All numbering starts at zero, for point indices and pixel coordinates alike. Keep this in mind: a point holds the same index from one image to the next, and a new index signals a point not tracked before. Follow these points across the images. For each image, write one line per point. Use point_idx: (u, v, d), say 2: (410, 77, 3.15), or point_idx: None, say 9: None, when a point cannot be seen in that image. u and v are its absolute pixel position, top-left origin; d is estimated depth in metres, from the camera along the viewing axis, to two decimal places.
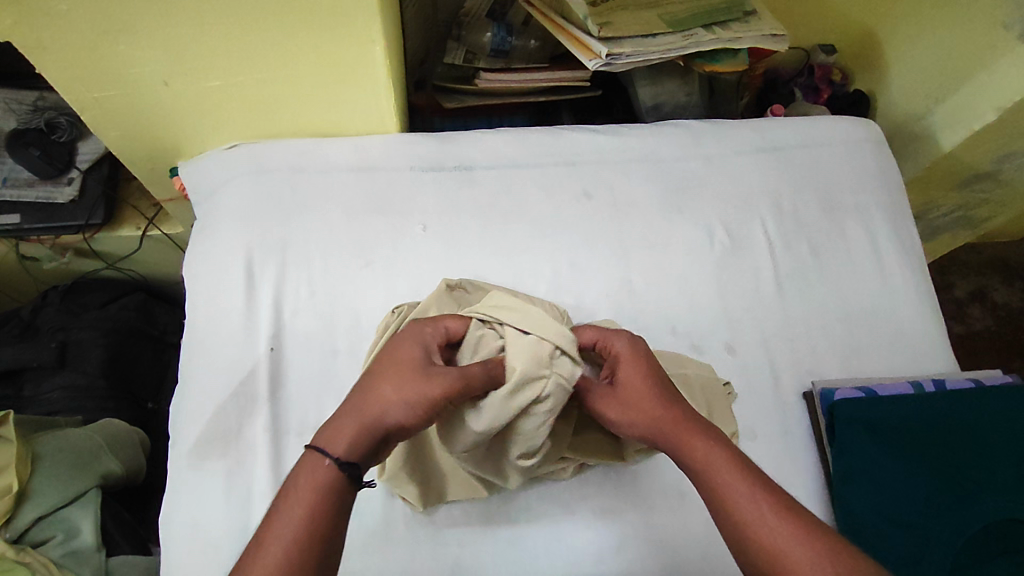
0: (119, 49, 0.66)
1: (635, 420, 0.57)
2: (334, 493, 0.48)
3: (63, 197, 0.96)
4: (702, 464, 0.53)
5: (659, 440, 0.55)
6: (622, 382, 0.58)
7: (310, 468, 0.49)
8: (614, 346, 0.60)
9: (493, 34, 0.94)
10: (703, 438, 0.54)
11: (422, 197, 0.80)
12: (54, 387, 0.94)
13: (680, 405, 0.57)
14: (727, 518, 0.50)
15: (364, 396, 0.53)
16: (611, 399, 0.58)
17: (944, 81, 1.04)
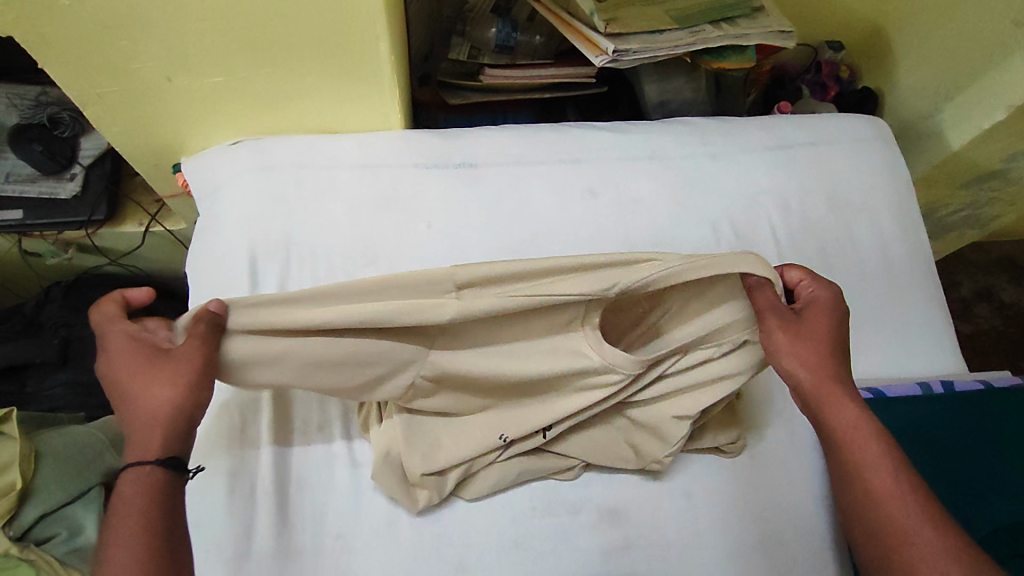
0: (122, 44, 0.66)
1: (809, 359, 0.57)
2: (156, 492, 0.48)
3: (66, 192, 0.95)
4: (846, 431, 0.55)
5: (810, 389, 0.57)
6: (807, 320, 0.59)
7: (130, 482, 0.48)
8: (812, 288, 0.62)
9: (498, 30, 0.93)
10: (843, 399, 0.57)
11: (427, 194, 0.80)
12: (57, 384, 0.94)
13: (844, 369, 0.58)
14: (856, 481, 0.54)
15: (125, 397, 0.52)
16: (791, 325, 0.59)
17: (954, 78, 1.03)
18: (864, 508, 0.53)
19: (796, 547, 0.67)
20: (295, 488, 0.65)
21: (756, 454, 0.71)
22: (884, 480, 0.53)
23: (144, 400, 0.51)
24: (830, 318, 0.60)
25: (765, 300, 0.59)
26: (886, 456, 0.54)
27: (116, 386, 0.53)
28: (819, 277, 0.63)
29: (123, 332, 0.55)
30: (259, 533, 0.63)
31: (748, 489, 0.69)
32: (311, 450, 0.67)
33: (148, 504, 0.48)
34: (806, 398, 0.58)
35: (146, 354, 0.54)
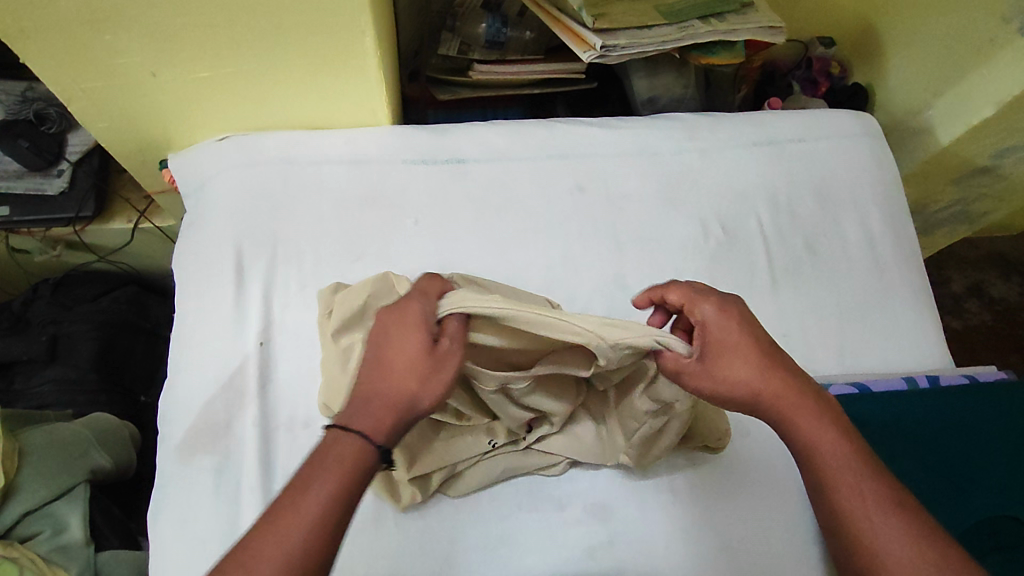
0: (106, 39, 0.65)
1: (742, 391, 0.54)
2: (361, 471, 0.49)
3: (53, 189, 0.95)
4: (811, 446, 0.53)
5: (771, 408, 0.54)
6: (717, 352, 0.55)
7: (341, 445, 0.49)
8: (702, 311, 0.57)
9: (487, 25, 0.93)
10: (811, 413, 0.54)
11: (414, 190, 0.80)
12: (46, 380, 0.93)
13: (788, 371, 0.55)
14: (827, 503, 0.52)
15: (383, 370, 0.52)
16: (711, 370, 0.54)
17: (942, 74, 1.03)
18: (835, 516, 0.51)
19: (780, 541, 0.67)
20: (281, 484, 0.65)
21: (742, 449, 0.71)
22: (848, 481, 0.51)
23: (395, 387, 0.51)
24: (736, 332, 0.55)
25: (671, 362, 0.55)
26: (857, 471, 0.51)
27: (388, 356, 0.52)
28: (704, 292, 0.58)
29: (421, 313, 0.54)
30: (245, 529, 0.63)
31: (733, 484, 0.69)
32: (297, 447, 0.67)
33: (351, 480, 0.48)
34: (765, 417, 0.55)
35: (426, 350, 0.52)
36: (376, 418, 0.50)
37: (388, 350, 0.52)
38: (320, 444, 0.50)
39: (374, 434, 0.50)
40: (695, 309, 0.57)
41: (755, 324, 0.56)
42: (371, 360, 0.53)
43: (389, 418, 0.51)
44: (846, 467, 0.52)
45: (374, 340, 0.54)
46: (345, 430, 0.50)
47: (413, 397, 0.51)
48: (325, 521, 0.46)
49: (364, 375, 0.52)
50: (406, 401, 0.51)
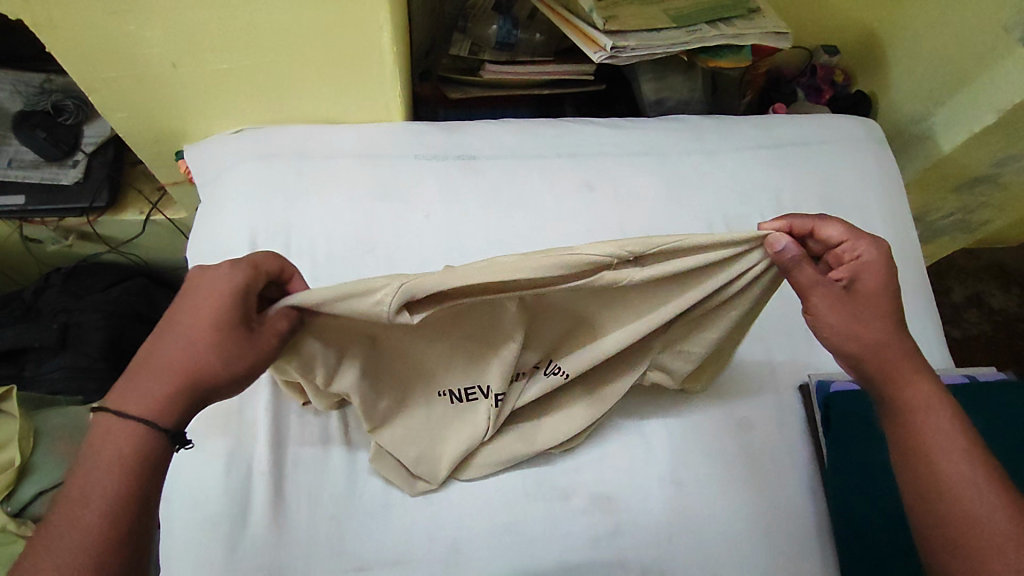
0: (129, 30, 0.67)
1: (859, 338, 0.57)
2: (148, 459, 0.49)
3: (68, 179, 0.96)
4: (918, 409, 0.56)
5: (882, 366, 0.57)
6: (858, 293, 0.58)
7: (115, 435, 0.48)
8: (859, 251, 0.58)
9: (498, 27, 0.95)
10: (915, 375, 0.57)
11: (425, 185, 0.81)
12: (56, 368, 0.94)
13: (903, 334, 0.58)
14: (929, 464, 0.54)
15: (182, 351, 0.52)
16: (845, 305, 0.57)
17: (944, 83, 1.05)
18: (929, 477, 0.53)
19: (780, 533, 0.68)
20: (292, 469, 0.66)
21: (746, 443, 0.72)
22: (950, 446, 0.54)
23: (192, 366, 0.51)
24: (883, 281, 0.58)
25: (807, 278, 0.55)
26: (961, 438, 0.54)
27: (187, 336, 0.52)
28: (864, 236, 0.59)
29: (232, 286, 0.53)
30: (255, 512, 0.64)
31: (736, 476, 0.70)
32: (307, 432, 0.68)
33: (138, 468, 0.48)
34: (874, 375, 0.58)
35: (226, 322, 0.52)
36: (158, 396, 0.50)
37: (188, 333, 0.52)
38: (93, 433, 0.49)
39: (159, 417, 0.50)
40: (858, 246, 0.58)
41: (897, 279, 0.59)
42: (172, 339, 0.52)
43: (183, 390, 0.51)
44: (951, 433, 0.54)
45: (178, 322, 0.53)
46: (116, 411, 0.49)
47: (214, 372, 0.52)
48: (124, 501, 0.46)
49: (158, 342, 0.52)
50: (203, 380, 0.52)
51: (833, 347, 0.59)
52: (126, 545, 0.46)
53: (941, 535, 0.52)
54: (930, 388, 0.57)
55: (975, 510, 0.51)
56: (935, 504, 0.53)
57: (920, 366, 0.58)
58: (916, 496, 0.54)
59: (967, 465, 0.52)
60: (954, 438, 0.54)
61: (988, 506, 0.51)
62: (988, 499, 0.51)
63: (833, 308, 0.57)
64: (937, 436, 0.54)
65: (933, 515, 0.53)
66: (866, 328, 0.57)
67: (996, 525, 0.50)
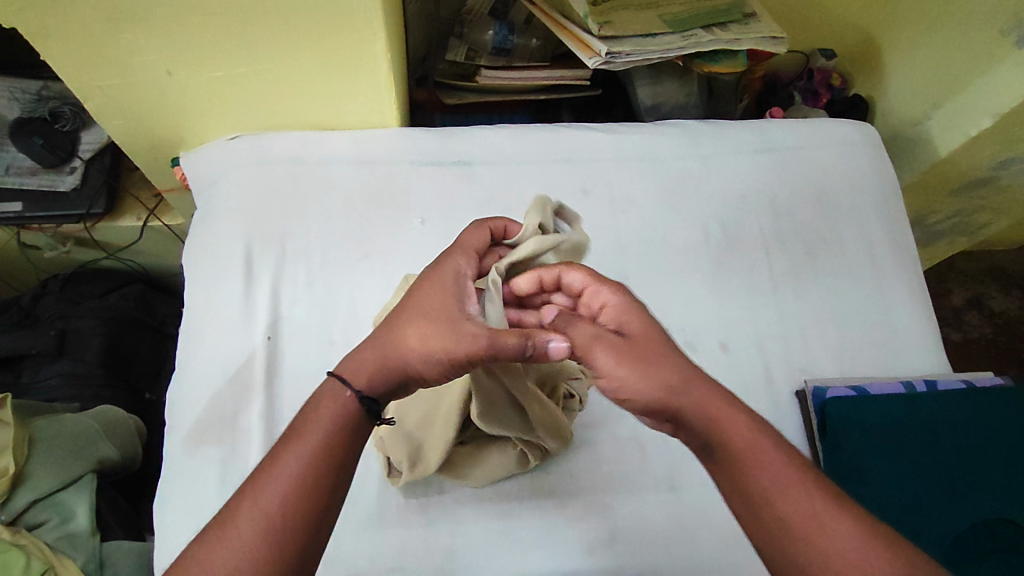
0: (123, 38, 0.67)
1: (649, 387, 0.49)
2: (351, 423, 0.48)
3: (65, 185, 0.96)
4: (740, 441, 0.46)
5: (658, 405, 0.49)
6: (628, 337, 0.51)
7: (331, 396, 0.49)
8: (602, 297, 0.54)
9: (495, 32, 0.95)
10: (730, 410, 0.48)
11: (421, 191, 0.81)
12: (52, 374, 0.95)
13: (688, 364, 0.50)
14: (765, 505, 0.44)
15: (423, 326, 0.50)
16: (608, 347, 0.50)
17: (941, 87, 1.05)
18: (768, 521, 0.44)
19: None
20: None
21: None
22: (781, 481, 0.44)
23: (385, 330, 0.51)
24: (641, 318, 0.52)
25: (583, 334, 0.51)
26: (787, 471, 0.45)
27: (403, 302, 0.52)
28: (608, 282, 0.55)
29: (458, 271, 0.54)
30: None
31: None
32: None
33: (345, 429, 0.48)
34: (669, 421, 0.50)
35: (450, 302, 0.51)
36: (367, 372, 0.50)
37: (400, 302, 0.52)
38: (317, 390, 0.50)
39: (353, 379, 0.49)
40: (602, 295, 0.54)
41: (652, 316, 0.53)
42: (405, 306, 0.52)
43: (390, 369, 0.50)
44: (778, 467, 0.45)
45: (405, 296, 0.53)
46: (338, 378, 0.49)
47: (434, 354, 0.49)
48: (320, 461, 0.46)
49: (388, 323, 0.52)
50: (399, 348, 0.50)
51: (642, 405, 0.50)
52: (316, 499, 0.45)
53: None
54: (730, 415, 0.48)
55: (874, 573, 0.40)
56: (798, 559, 0.42)
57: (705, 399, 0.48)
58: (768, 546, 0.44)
59: (795, 499, 0.43)
60: (789, 472, 0.44)
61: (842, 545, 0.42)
62: (835, 539, 0.42)
63: (616, 359, 0.50)
64: (762, 470, 0.45)
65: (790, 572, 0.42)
66: (633, 377, 0.49)
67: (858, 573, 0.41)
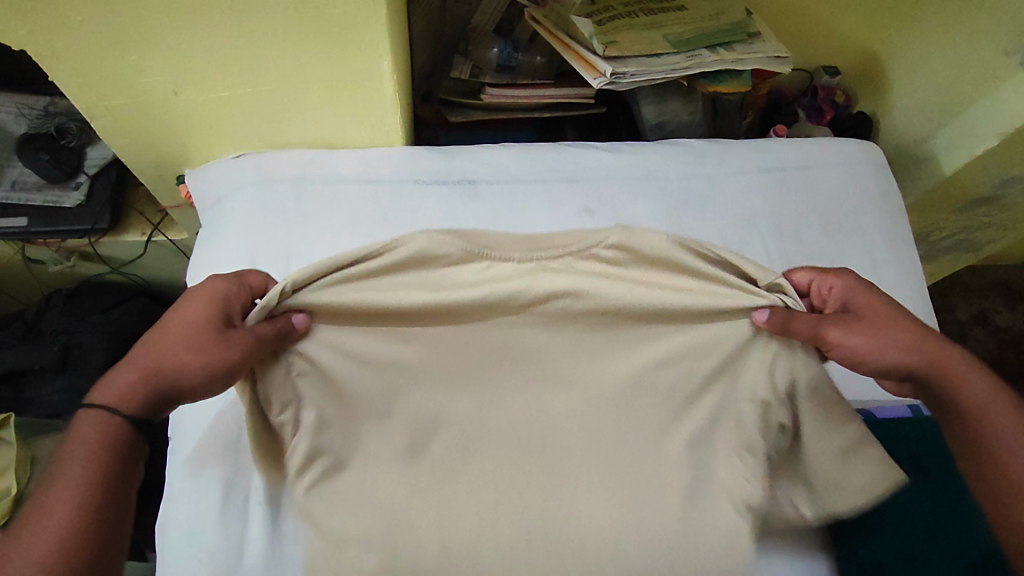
0: (131, 59, 0.67)
1: (885, 350, 0.57)
2: (114, 455, 0.50)
3: (70, 202, 0.97)
4: (971, 399, 0.57)
5: (924, 366, 0.58)
6: (867, 312, 0.59)
7: (90, 425, 0.51)
8: (833, 284, 0.62)
9: (499, 50, 0.97)
10: (948, 351, 0.59)
11: (425, 211, 0.81)
12: (56, 390, 0.95)
13: (922, 327, 0.60)
14: (988, 434, 0.56)
15: (172, 336, 0.54)
16: (853, 323, 0.57)
17: (946, 105, 1.05)
18: (970, 443, 0.57)
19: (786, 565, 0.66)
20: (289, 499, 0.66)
21: None
22: (992, 417, 0.56)
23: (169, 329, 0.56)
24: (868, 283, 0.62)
25: (806, 321, 0.54)
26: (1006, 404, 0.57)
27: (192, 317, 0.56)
28: (829, 272, 0.63)
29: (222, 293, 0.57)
30: (252, 544, 0.63)
31: None
32: None
33: (98, 463, 0.49)
34: (930, 385, 0.58)
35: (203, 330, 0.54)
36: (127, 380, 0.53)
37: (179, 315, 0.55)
38: (71, 420, 0.51)
39: (120, 404, 0.52)
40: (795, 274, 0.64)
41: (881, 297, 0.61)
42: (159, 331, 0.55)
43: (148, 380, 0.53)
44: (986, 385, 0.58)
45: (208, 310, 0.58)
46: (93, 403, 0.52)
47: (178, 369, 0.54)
48: (83, 501, 0.48)
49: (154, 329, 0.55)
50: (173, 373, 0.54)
51: (885, 364, 0.58)
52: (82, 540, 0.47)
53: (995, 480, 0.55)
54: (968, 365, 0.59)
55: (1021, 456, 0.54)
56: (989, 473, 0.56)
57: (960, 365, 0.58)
58: (970, 464, 0.57)
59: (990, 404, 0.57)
60: (998, 398, 0.57)
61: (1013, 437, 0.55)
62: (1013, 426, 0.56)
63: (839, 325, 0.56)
64: (990, 404, 0.57)
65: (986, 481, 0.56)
66: (877, 341, 0.57)
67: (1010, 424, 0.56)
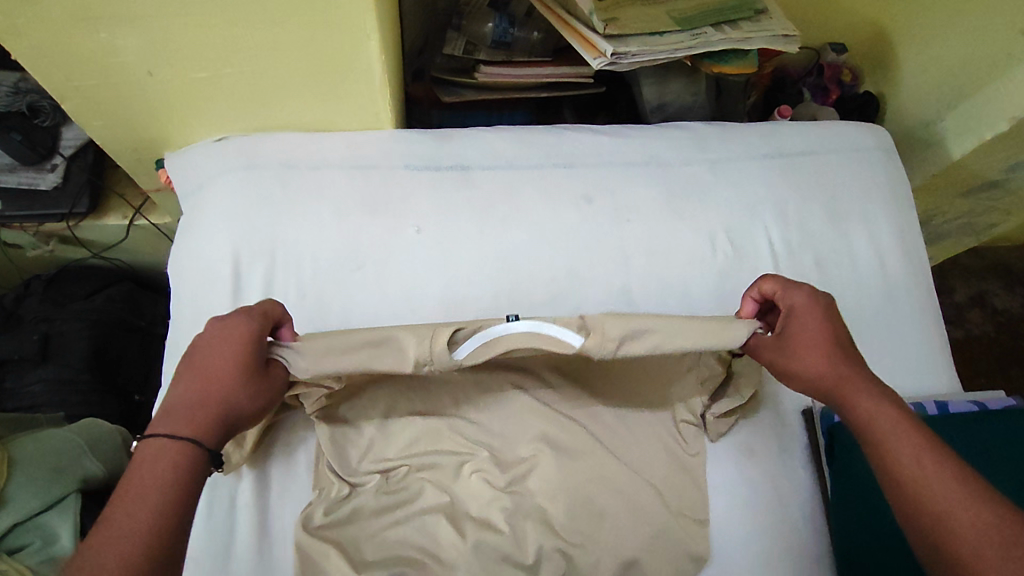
0: (99, 37, 0.63)
1: (811, 372, 0.56)
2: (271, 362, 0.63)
3: (46, 184, 0.92)
4: (883, 430, 0.51)
5: (832, 388, 0.55)
6: (793, 334, 0.57)
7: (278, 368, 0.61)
8: (790, 297, 0.59)
9: (494, 25, 0.92)
10: (881, 393, 0.53)
11: (417, 198, 0.78)
12: (38, 380, 0.93)
13: (849, 353, 0.56)
14: (894, 468, 0.50)
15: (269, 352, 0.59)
16: (774, 347, 0.58)
17: (957, 85, 1.01)
18: (894, 484, 0.50)
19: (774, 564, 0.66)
20: (277, 501, 0.65)
21: (749, 473, 0.69)
22: (917, 462, 0.49)
23: (178, 389, 0.52)
24: (827, 309, 0.58)
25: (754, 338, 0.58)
26: (931, 448, 0.50)
27: (196, 368, 0.52)
28: (790, 282, 0.60)
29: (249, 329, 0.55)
30: (240, 544, 0.63)
31: (741, 507, 0.68)
32: (292, 466, 0.66)
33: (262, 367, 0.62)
34: (839, 410, 0.55)
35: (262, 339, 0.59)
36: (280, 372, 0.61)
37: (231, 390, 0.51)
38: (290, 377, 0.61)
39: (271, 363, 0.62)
40: (768, 281, 0.61)
41: (838, 317, 0.58)
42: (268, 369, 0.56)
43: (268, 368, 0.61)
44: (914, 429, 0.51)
45: (195, 342, 0.54)
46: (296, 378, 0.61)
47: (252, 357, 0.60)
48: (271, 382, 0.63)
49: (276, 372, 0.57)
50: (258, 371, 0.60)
51: (806, 387, 0.57)
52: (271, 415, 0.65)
53: (915, 536, 0.48)
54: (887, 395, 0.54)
55: (935, 505, 0.47)
56: (915, 525, 0.48)
57: (882, 395, 0.53)
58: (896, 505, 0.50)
59: (911, 448, 0.50)
60: (923, 449, 0.49)
61: (933, 477, 0.48)
62: (922, 463, 0.49)
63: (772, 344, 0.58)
64: (906, 441, 0.50)
65: (910, 527, 0.48)
66: (812, 364, 0.56)
67: (945, 493, 0.47)
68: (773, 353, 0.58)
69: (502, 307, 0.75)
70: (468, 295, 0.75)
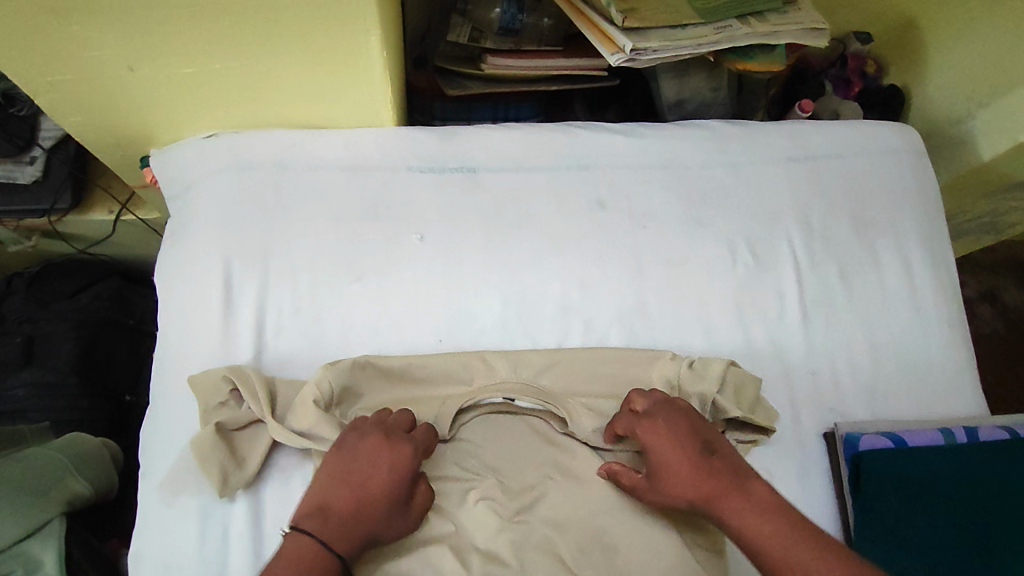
0: (72, 30, 0.57)
1: (679, 498, 0.57)
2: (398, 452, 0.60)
3: (25, 178, 0.86)
4: (748, 537, 0.52)
5: (701, 503, 0.56)
6: (655, 465, 0.59)
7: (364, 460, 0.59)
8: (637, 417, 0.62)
9: (502, 11, 0.84)
10: (739, 500, 0.54)
11: (419, 203, 0.73)
12: (21, 384, 0.88)
13: (704, 460, 0.57)
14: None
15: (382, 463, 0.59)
16: (646, 484, 0.59)
17: (992, 80, 0.95)
18: None
19: None
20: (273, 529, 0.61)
21: None
22: (790, 573, 0.49)
23: (327, 491, 0.56)
24: (671, 424, 0.60)
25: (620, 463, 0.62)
26: (789, 550, 0.50)
27: (345, 473, 0.56)
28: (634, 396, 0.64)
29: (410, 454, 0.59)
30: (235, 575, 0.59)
31: None
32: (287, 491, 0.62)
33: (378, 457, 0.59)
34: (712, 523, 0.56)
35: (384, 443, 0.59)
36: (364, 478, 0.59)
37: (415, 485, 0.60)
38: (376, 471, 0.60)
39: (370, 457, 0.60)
40: (633, 398, 0.64)
41: (685, 421, 0.60)
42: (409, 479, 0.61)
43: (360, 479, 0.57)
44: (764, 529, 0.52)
45: (340, 450, 0.58)
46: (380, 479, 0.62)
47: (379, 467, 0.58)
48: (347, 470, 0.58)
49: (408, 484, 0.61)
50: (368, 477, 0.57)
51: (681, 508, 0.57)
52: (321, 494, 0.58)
53: None
54: (751, 503, 0.54)
55: None
56: None
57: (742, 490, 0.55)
58: None
59: (792, 560, 0.49)
60: (789, 553, 0.50)
61: None
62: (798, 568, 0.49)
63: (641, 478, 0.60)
64: (770, 544, 0.51)
65: None
66: (677, 490, 0.57)
67: None
68: (647, 491, 0.59)
69: (509, 321, 0.71)
70: (475, 308, 0.71)
